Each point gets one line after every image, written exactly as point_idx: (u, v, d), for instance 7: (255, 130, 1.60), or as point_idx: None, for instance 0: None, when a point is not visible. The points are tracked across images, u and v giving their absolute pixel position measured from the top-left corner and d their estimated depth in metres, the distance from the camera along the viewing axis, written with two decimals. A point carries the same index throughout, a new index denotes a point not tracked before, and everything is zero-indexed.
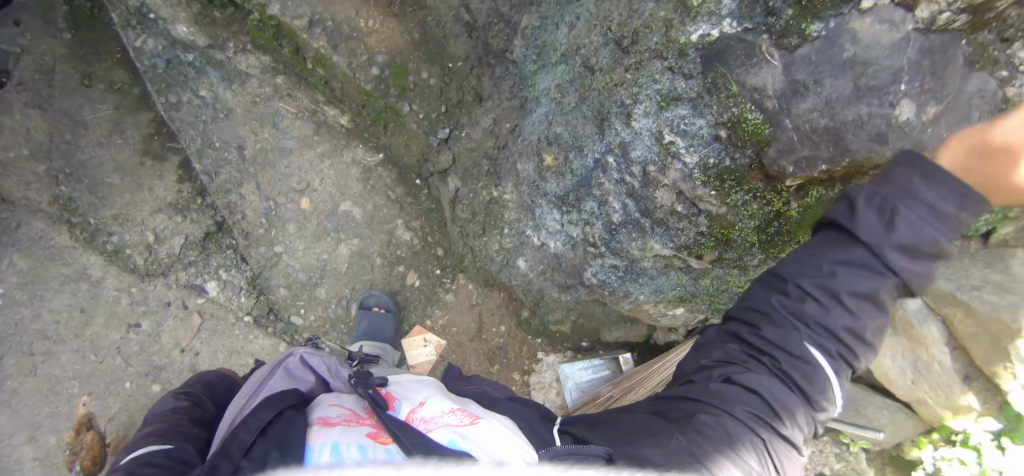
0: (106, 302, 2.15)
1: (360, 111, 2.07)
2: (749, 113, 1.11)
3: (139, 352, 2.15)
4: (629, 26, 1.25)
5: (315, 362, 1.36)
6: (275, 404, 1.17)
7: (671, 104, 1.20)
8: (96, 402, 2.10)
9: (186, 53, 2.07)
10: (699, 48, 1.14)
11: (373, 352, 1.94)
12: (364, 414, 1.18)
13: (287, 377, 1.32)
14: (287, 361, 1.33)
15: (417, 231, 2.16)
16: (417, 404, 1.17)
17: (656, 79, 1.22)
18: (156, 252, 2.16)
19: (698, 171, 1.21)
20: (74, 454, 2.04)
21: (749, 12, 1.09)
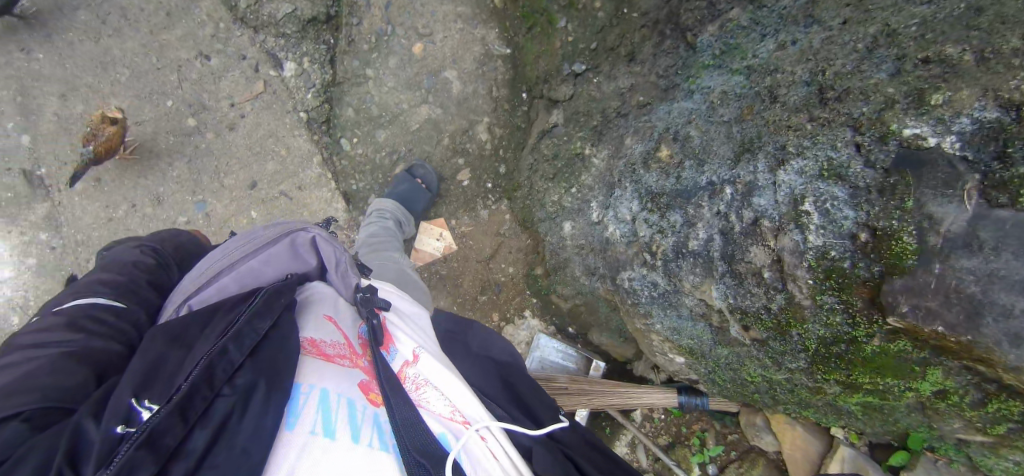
0: (193, 19, 2.12)
1: (517, 0, 1.99)
2: (906, 236, 1.02)
3: (195, 82, 2.12)
4: (843, 81, 1.15)
5: (325, 251, 1.22)
6: (269, 313, 1.02)
7: (832, 178, 1.12)
8: (134, 100, 2.10)
9: None
10: (903, 144, 1.05)
11: (390, 217, 1.94)
12: (357, 348, 1.11)
13: (291, 251, 1.20)
14: (297, 236, 1.20)
15: (495, 138, 2.09)
16: (413, 355, 1.10)
17: (835, 147, 1.13)
18: (261, 6, 2.10)
19: (811, 254, 1.13)
20: (93, 135, 1.93)
21: (980, 144, 1.01)
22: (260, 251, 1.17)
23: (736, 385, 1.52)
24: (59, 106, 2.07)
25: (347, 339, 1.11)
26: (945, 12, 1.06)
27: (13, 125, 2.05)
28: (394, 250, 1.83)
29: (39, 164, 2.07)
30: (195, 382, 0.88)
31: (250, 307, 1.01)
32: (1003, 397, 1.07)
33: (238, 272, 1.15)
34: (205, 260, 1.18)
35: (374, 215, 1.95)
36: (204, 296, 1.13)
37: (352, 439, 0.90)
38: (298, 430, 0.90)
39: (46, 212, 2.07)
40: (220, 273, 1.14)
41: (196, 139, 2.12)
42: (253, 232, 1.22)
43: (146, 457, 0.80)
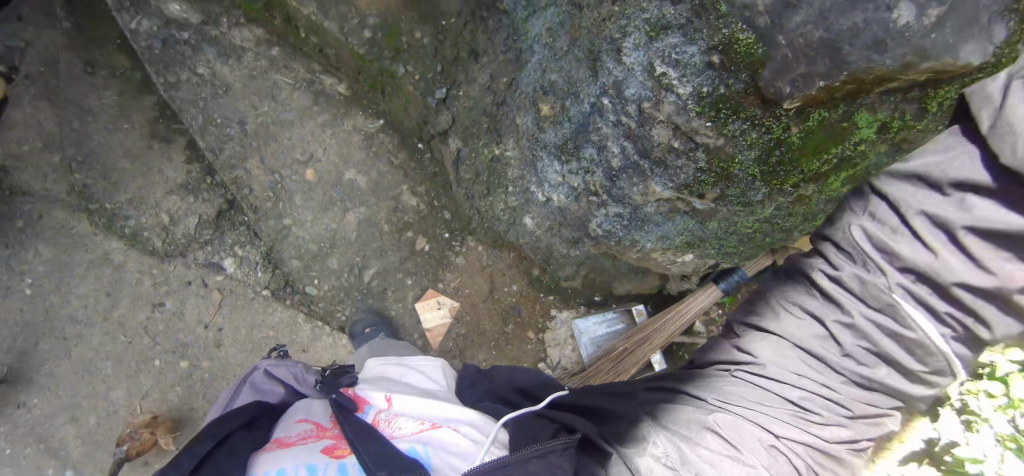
0: (130, 283, 2.20)
1: (356, 74, 2.02)
2: (741, 33, 1.08)
3: (166, 330, 2.21)
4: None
5: (280, 373, 1.49)
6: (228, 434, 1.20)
7: (661, 34, 1.17)
8: (129, 380, 2.18)
9: (181, 32, 2.01)
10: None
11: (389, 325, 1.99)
12: (326, 427, 1.27)
13: (254, 391, 1.46)
14: (253, 376, 1.48)
15: (423, 196, 2.14)
16: (387, 402, 1.31)
17: (643, 7, 1.18)
18: (173, 233, 2.20)
19: (693, 102, 1.19)
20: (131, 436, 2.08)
21: None
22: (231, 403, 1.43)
23: (748, 243, 1.53)
24: (74, 431, 2.13)
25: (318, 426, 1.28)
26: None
27: (53, 469, 2.10)
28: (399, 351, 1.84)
29: None
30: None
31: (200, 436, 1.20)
32: (936, 91, 1.06)
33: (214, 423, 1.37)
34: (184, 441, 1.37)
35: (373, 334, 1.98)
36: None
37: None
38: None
39: None
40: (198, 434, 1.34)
41: (199, 372, 2.22)
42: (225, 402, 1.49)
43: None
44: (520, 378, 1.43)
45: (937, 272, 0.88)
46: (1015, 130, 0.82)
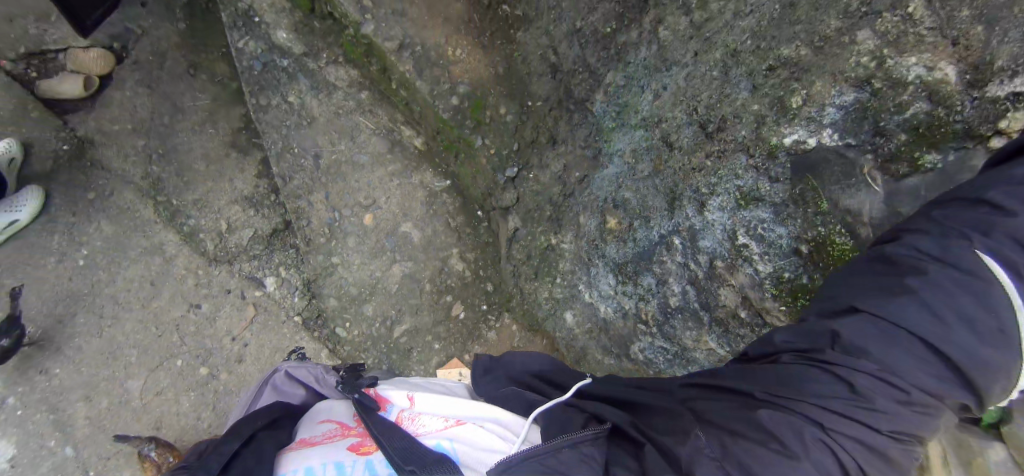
0: (174, 279, 2.24)
1: (435, 135, 2.07)
2: (838, 236, 1.19)
3: (195, 332, 2.23)
4: (717, 110, 1.33)
5: (299, 373, 1.47)
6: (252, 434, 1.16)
7: (750, 204, 1.30)
8: (148, 373, 2.20)
9: (282, 59, 2.14)
10: (790, 152, 1.23)
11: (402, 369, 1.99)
12: (350, 426, 1.23)
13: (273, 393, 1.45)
14: (274, 378, 1.47)
15: (471, 263, 2.12)
16: (410, 400, 1.27)
17: (738, 175, 1.31)
18: (226, 240, 2.23)
19: (770, 281, 1.29)
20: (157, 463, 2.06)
21: (855, 129, 1.18)
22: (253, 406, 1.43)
23: None
24: (86, 410, 2.16)
25: (340, 423, 1.24)
26: (767, 15, 1.26)
27: (54, 442, 2.12)
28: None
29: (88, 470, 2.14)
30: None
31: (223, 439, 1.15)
32: None
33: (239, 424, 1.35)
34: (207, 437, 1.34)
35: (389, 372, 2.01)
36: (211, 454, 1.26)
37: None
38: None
39: None
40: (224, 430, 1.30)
41: (214, 383, 2.21)
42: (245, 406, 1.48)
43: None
44: (545, 371, 1.40)
45: (952, 358, 0.86)
46: (979, 280, 0.87)
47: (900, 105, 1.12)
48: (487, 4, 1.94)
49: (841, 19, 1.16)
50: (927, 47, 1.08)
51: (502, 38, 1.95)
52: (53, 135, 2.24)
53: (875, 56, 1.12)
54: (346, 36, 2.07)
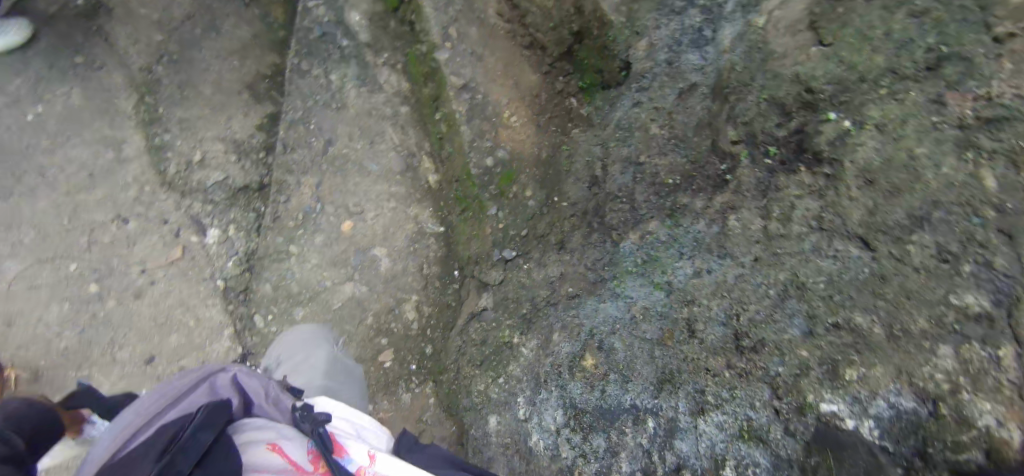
0: (116, 182, 1.99)
1: (452, 182, 1.99)
2: None
3: (106, 246, 1.96)
4: (759, 330, 1.20)
5: (248, 384, 1.14)
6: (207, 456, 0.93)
7: (750, 440, 1.17)
8: (33, 264, 1.92)
9: (343, 39, 2.09)
10: (821, 419, 1.09)
11: (310, 351, 1.85)
12: (301, 467, 0.98)
13: (208, 395, 1.11)
14: (216, 378, 1.13)
15: (422, 318, 1.99)
16: (369, 459, 1.04)
17: (754, 406, 1.18)
18: (191, 172, 2.01)
19: None
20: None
21: (904, 436, 1.01)
22: (174, 402, 1.08)
23: None
24: None
25: (292, 463, 0.98)
26: (851, 273, 1.11)
27: None
28: (354, 395, 1.80)
29: None
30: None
31: (192, 424, 0.97)
32: None
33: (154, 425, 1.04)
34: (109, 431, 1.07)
35: (297, 348, 1.86)
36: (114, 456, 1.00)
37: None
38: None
39: None
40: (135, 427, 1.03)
41: (96, 306, 1.91)
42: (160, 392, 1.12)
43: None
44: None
45: None
46: None
47: (960, 442, 0.95)
48: (560, 90, 1.90)
49: (931, 322, 1.01)
50: (1007, 395, 0.92)
51: (558, 126, 1.89)
52: None
53: (959, 380, 0.97)
54: (414, 48, 2.00)
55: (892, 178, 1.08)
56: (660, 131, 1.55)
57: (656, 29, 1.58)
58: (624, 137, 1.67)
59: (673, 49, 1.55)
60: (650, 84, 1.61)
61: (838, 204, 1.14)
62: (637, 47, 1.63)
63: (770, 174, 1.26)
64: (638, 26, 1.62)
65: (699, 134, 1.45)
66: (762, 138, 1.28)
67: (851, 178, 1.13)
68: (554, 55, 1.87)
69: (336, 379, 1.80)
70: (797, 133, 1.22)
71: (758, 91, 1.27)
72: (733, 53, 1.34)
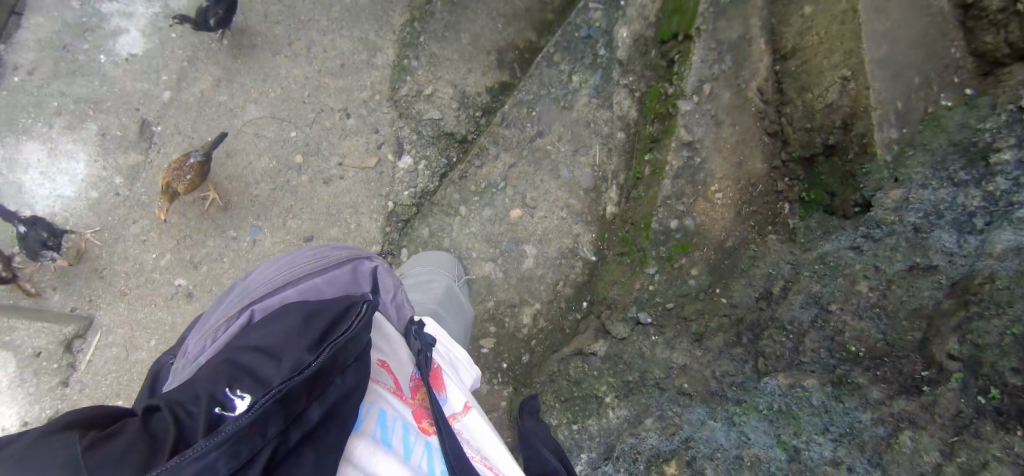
0: (358, 81, 2.21)
1: (625, 222, 1.96)
2: None
3: (324, 130, 2.18)
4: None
5: (385, 281, 1.17)
6: (360, 345, 0.96)
7: None
8: (266, 116, 2.17)
9: (603, 49, 2.10)
10: None
11: (435, 276, 1.74)
12: (403, 391, 1.07)
13: (350, 277, 1.14)
14: (360, 265, 1.16)
15: (535, 327, 2.02)
16: (462, 408, 1.09)
17: None
18: (417, 102, 2.19)
19: None
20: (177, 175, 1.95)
21: None
22: (320, 273, 1.12)
23: None
24: (208, 88, 2.16)
25: (397, 382, 1.08)
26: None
27: (166, 80, 2.15)
28: (459, 329, 1.58)
29: (161, 123, 2.14)
30: (271, 407, 0.82)
31: (351, 312, 0.98)
32: None
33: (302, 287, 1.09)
34: (263, 276, 1.14)
35: (423, 270, 1.78)
36: (266, 303, 1.06)
37: (404, 459, 0.97)
38: (359, 440, 0.96)
39: (134, 165, 2.11)
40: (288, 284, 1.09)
41: (293, 175, 2.14)
42: (312, 255, 1.17)
43: (224, 458, 0.77)
44: None
45: None
46: None
47: None
48: (780, 190, 1.80)
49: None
50: None
51: (757, 223, 1.80)
52: None
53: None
54: (660, 85, 1.96)
55: None
56: (869, 294, 1.38)
57: (922, 188, 1.45)
58: (825, 275, 1.52)
59: (928, 218, 1.39)
60: (883, 237, 1.46)
61: None
62: (889, 195, 1.50)
63: (976, 413, 1.11)
64: (902, 174, 1.50)
65: (912, 320, 1.28)
66: (988, 372, 1.11)
67: None
68: (793, 154, 1.77)
69: (443, 306, 1.60)
70: None
71: (1010, 320, 1.11)
72: (1002, 263, 1.19)
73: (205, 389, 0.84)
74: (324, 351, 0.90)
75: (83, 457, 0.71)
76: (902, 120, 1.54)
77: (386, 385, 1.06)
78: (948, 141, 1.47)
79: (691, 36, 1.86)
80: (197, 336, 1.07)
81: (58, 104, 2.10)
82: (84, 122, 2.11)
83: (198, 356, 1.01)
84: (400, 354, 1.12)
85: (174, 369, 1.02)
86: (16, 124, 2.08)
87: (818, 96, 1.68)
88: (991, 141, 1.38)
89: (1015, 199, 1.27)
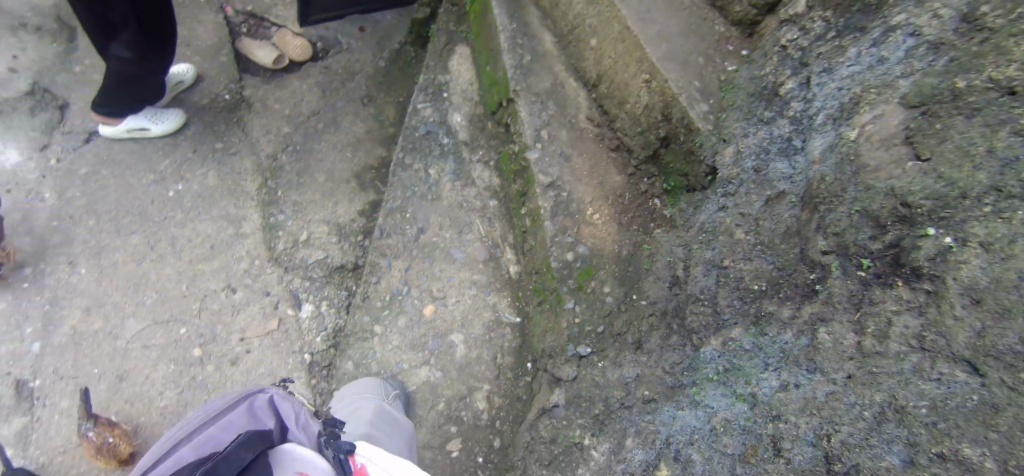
0: (231, 256, 2.19)
1: (531, 274, 2.04)
2: None
3: (214, 313, 2.10)
4: (851, 453, 1.12)
5: (283, 407, 1.32)
6: (236, 463, 1.13)
7: None
8: (150, 324, 2.05)
9: (445, 137, 2.26)
10: None
11: (364, 399, 1.61)
12: None
13: (247, 413, 1.30)
14: (254, 397, 1.33)
15: (493, 408, 1.96)
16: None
17: None
18: (296, 250, 2.20)
19: None
20: (100, 452, 1.80)
21: None
22: (217, 417, 1.28)
23: None
24: (79, 321, 2.02)
25: None
26: (958, 398, 1.02)
27: (31, 331, 1.98)
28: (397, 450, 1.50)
29: (37, 374, 1.94)
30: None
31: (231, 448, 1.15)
32: None
33: (201, 440, 1.24)
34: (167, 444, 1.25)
35: (348, 400, 1.64)
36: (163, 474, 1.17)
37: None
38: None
39: (20, 430, 1.87)
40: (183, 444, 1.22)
41: (200, 369, 2.02)
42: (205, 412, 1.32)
43: None
44: None
45: None
46: None
47: None
48: (644, 191, 1.97)
49: None
50: None
51: (641, 226, 1.93)
52: (225, 83, 2.55)
53: None
54: (508, 148, 2.15)
55: (1001, 299, 0.99)
56: (747, 237, 1.52)
57: (744, 137, 1.65)
58: (710, 241, 1.66)
59: (761, 157, 1.58)
60: (737, 189, 1.63)
61: (941, 323, 1.06)
62: (725, 154, 1.68)
63: (864, 286, 1.21)
64: (726, 133, 1.70)
65: (787, 241, 1.41)
66: (857, 249, 1.23)
67: (954, 296, 1.06)
68: (640, 157, 1.96)
69: (377, 427, 1.52)
70: (892, 246, 1.17)
71: (851, 202, 1.25)
72: (824, 164, 1.35)
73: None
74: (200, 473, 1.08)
75: None
76: (706, 93, 1.77)
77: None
78: (747, 94, 1.70)
79: (512, 99, 2.11)
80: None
81: None
82: None
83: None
84: (317, 463, 1.21)
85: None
86: None
87: (634, 103, 1.92)
88: (775, 81, 1.63)
89: (811, 113, 1.47)
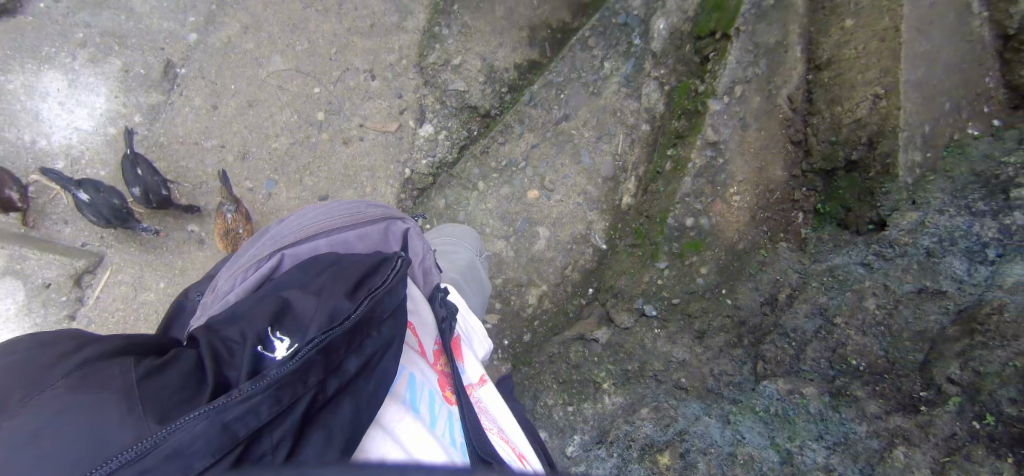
0: (387, 43, 2.16)
1: (640, 215, 1.99)
2: None
3: (348, 89, 2.14)
4: None
5: (414, 247, 1.13)
6: (395, 297, 0.93)
7: None
8: (291, 70, 2.11)
9: (637, 39, 2.09)
10: None
11: (459, 248, 1.63)
12: (430, 357, 1.05)
13: (381, 236, 1.11)
14: (392, 224, 1.12)
15: (540, 308, 2.06)
16: (479, 380, 1.10)
17: None
18: (444, 70, 2.15)
19: None
20: (227, 234, 1.95)
21: None
22: (352, 226, 1.07)
23: None
24: (235, 34, 2.08)
25: (423, 344, 1.06)
26: None
27: (192, 22, 2.06)
28: (474, 305, 1.50)
29: (184, 64, 2.05)
30: (314, 358, 0.80)
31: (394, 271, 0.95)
32: None
33: (333, 240, 1.05)
34: (295, 222, 1.09)
35: (448, 240, 1.66)
36: (296, 251, 1.02)
37: (431, 427, 0.91)
38: (391, 402, 0.92)
39: (154, 104, 2.03)
40: (317, 234, 1.04)
41: (316, 134, 2.11)
42: (344, 208, 1.10)
43: (269, 402, 0.74)
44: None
45: None
46: None
47: None
48: (796, 199, 1.83)
49: None
50: None
51: (771, 229, 1.82)
52: None
53: None
54: (691, 81, 1.97)
55: None
56: (876, 310, 1.41)
57: (938, 213, 1.47)
58: (833, 288, 1.55)
59: (941, 243, 1.42)
60: (895, 257, 1.48)
61: None
62: (905, 217, 1.53)
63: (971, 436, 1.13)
64: (920, 198, 1.52)
65: (914, 341, 1.31)
66: (986, 399, 1.14)
67: None
68: (814, 165, 1.80)
69: (464, 277, 1.51)
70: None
71: (1013, 353, 1.13)
72: (1011, 296, 1.22)
73: (248, 331, 0.83)
74: (363, 303, 0.88)
75: (135, 385, 0.72)
76: (928, 144, 1.57)
77: (413, 347, 1.04)
78: (970, 170, 1.49)
79: (728, 36, 1.86)
80: (228, 272, 1.03)
81: (83, 36, 2.00)
82: (107, 57, 2.01)
83: (229, 298, 0.95)
84: (424, 316, 1.09)
85: (203, 304, 0.98)
86: (38, 51, 1.98)
87: (847, 111, 1.70)
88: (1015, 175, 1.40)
89: None
